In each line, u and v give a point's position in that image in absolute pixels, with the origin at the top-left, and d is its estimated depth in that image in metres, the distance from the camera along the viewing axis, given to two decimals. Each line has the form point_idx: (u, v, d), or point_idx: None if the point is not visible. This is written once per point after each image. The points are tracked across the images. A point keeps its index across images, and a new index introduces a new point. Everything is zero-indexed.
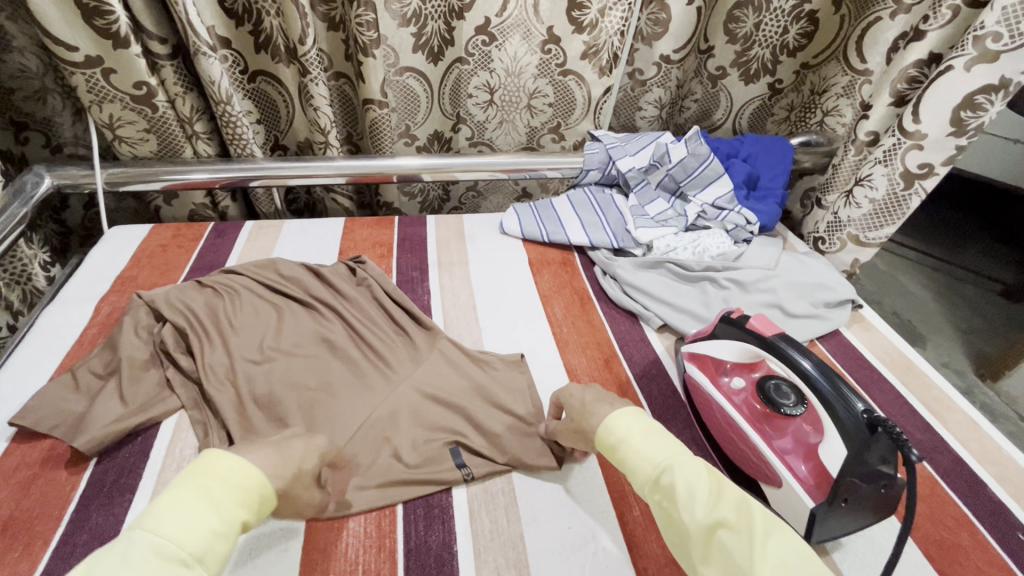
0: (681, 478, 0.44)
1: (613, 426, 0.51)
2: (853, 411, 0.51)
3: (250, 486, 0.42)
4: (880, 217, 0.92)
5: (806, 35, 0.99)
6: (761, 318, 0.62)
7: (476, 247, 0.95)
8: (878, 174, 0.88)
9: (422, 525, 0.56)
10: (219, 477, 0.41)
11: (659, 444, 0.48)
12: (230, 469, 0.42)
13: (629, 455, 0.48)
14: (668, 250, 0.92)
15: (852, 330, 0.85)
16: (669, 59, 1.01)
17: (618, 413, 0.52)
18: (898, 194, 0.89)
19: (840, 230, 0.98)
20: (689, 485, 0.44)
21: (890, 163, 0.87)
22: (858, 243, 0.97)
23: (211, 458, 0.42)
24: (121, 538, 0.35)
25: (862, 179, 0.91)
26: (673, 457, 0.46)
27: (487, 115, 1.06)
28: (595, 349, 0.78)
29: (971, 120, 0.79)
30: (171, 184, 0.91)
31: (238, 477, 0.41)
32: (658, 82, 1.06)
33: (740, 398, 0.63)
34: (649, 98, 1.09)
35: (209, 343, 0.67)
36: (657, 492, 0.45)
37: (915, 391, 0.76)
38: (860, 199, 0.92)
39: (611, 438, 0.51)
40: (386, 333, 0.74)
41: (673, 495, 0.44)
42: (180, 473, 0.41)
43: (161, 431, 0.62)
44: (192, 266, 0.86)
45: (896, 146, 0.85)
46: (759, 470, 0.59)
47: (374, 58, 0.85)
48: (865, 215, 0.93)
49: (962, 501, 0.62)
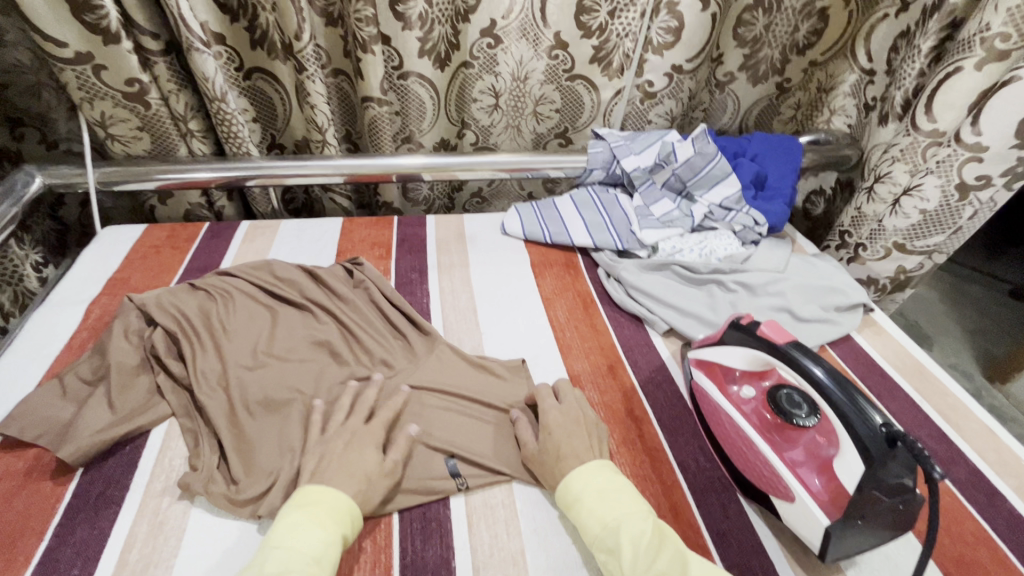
0: (626, 540, 0.47)
1: (571, 483, 0.53)
2: (870, 425, 0.48)
3: (344, 507, 0.49)
4: (930, 227, 0.85)
5: (816, 32, 0.97)
6: (773, 325, 0.59)
7: (477, 248, 0.93)
8: (929, 184, 0.81)
9: (419, 540, 0.54)
10: (318, 502, 0.48)
11: (610, 502, 0.50)
12: (325, 496, 0.49)
13: (583, 513, 0.51)
14: (674, 252, 0.90)
15: (864, 335, 0.82)
16: (681, 68, 0.96)
17: (580, 470, 0.53)
18: (950, 204, 0.82)
19: (883, 239, 0.90)
20: (635, 546, 0.47)
21: (944, 174, 0.79)
22: (904, 251, 0.90)
23: (309, 488, 0.50)
24: (257, 557, 0.44)
25: (910, 189, 0.83)
26: (622, 518, 0.49)
27: (492, 119, 1.04)
28: (599, 354, 0.76)
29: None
30: (164, 184, 0.89)
31: (329, 501, 0.49)
32: (669, 93, 1.01)
33: (749, 407, 0.61)
34: (659, 111, 1.04)
35: (200, 348, 0.65)
36: (603, 550, 0.48)
37: (930, 399, 0.73)
38: (909, 209, 0.85)
39: (567, 495, 0.53)
40: (384, 337, 0.72)
41: (619, 555, 0.47)
42: (289, 503, 0.49)
43: (150, 441, 0.60)
44: (185, 268, 0.84)
45: (951, 158, 0.78)
46: (768, 484, 0.56)
47: (373, 54, 0.82)
48: (913, 226, 0.86)
49: (981, 516, 0.60)
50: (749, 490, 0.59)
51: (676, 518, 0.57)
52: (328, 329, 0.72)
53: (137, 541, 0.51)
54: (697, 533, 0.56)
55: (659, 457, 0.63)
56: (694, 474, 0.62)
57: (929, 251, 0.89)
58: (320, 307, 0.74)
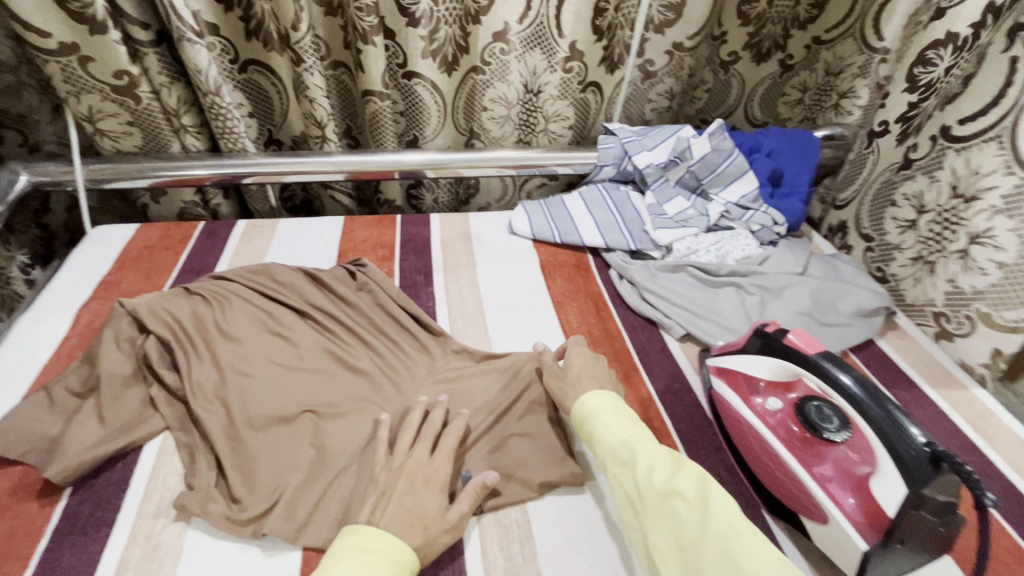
0: (642, 452, 0.48)
1: (588, 402, 0.56)
2: (912, 444, 0.45)
3: (402, 559, 0.45)
4: (1017, 287, 0.68)
5: (817, 4, 0.93)
6: (801, 333, 0.56)
7: (483, 248, 0.89)
8: (1000, 226, 0.69)
9: (430, 565, 0.51)
10: (377, 550, 0.44)
11: (627, 421, 0.52)
12: (385, 541, 0.45)
13: (598, 427, 0.53)
14: (689, 253, 0.87)
15: (887, 339, 0.79)
16: (682, 46, 0.92)
17: (592, 391, 0.57)
18: None
19: (968, 305, 0.74)
20: (650, 457, 0.48)
21: (1014, 212, 0.68)
22: (991, 325, 0.72)
23: (367, 530, 0.46)
24: None
25: (980, 235, 0.72)
26: (640, 437, 0.50)
27: (503, 131, 0.98)
28: (613, 360, 0.72)
29: (922, 76, 0.75)
30: (158, 182, 0.85)
31: (390, 550, 0.44)
32: (670, 72, 0.96)
33: (775, 419, 0.58)
34: (659, 90, 0.99)
35: (196, 358, 0.62)
36: (616, 463, 0.49)
37: (959, 407, 0.70)
38: (983, 262, 0.71)
39: (584, 412, 0.56)
40: (392, 341, 0.70)
41: (634, 467, 0.47)
42: (346, 543, 0.45)
43: (143, 456, 0.57)
44: (179, 271, 0.80)
45: (1020, 188, 0.67)
46: (799, 502, 0.53)
47: (375, 46, 0.79)
48: (996, 284, 0.70)
49: (1019, 534, 0.57)
50: (777, 507, 0.56)
51: None
52: (331, 339, 0.69)
53: (130, 567, 0.48)
54: None
55: None
56: None
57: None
58: (322, 314, 0.71)
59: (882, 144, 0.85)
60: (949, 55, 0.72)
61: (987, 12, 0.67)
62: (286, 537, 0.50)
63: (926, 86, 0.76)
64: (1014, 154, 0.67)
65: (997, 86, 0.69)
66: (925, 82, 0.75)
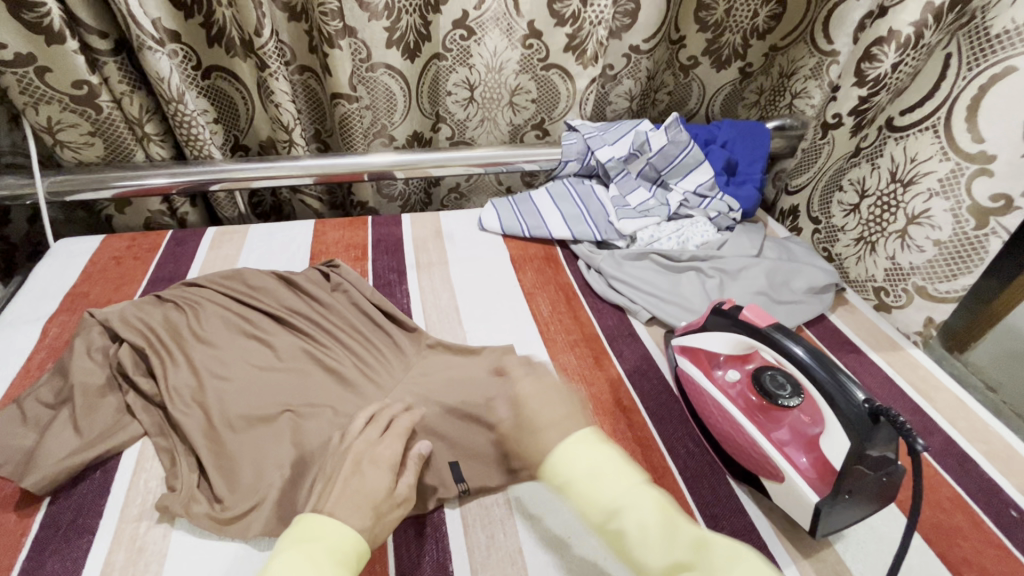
0: (632, 525, 0.40)
1: (558, 464, 0.46)
2: (854, 402, 0.49)
3: (345, 545, 0.43)
4: (950, 264, 0.75)
5: (774, 16, 0.96)
6: (755, 309, 0.60)
7: (455, 245, 0.92)
8: (937, 208, 0.74)
9: (415, 546, 0.53)
10: (319, 539, 0.42)
11: (604, 483, 0.43)
12: (323, 529, 0.43)
13: (580, 497, 0.44)
14: (651, 241, 0.91)
15: (838, 315, 0.85)
16: (638, 49, 0.98)
17: (561, 447, 0.46)
18: (968, 234, 0.72)
19: (904, 280, 0.81)
20: (642, 529, 0.40)
21: (950, 195, 0.72)
22: (924, 296, 0.79)
23: (309, 520, 0.44)
24: None
25: (918, 216, 0.77)
26: (620, 496, 0.42)
27: (467, 113, 1.01)
28: (584, 346, 0.76)
29: (870, 71, 0.78)
30: (122, 192, 0.84)
31: (332, 539, 0.43)
32: (628, 73, 1.03)
33: (735, 390, 0.62)
34: (619, 91, 1.06)
35: (171, 363, 0.62)
36: (608, 535, 0.42)
37: (902, 372, 0.76)
38: (921, 240, 0.77)
39: (559, 477, 0.45)
40: (369, 339, 0.71)
41: (627, 541, 0.40)
42: (283, 541, 0.43)
43: (123, 461, 0.57)
44: (150, 280, 0.80)
45: (954, 173, 0.71)
46: (757, 465, 0.57)
47: (340, 49, 0.80)
48: (932, 260, 0.76)
49: (957, 482, 0.62)
50: (739, 472, 0.60)
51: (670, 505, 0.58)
52: (308, 338, 0.70)
53: (115, 570, 0.49)
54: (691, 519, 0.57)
55: (650, 445, 0.63)
56: (685, 460, 0.62)
57: (963, 296, 0.75)
58: (296, 313, 0.72)
59: (837, 135, 0.87)
60: (893, 51, 0.75)
61: (926, 11, 0.70)
62: (273, 531, 0.51)
63: (874, 81, 0.78)
64: (949, 142, 0.71)
65: (933, 81, 0.73)
66: (873, 77, 0.78)
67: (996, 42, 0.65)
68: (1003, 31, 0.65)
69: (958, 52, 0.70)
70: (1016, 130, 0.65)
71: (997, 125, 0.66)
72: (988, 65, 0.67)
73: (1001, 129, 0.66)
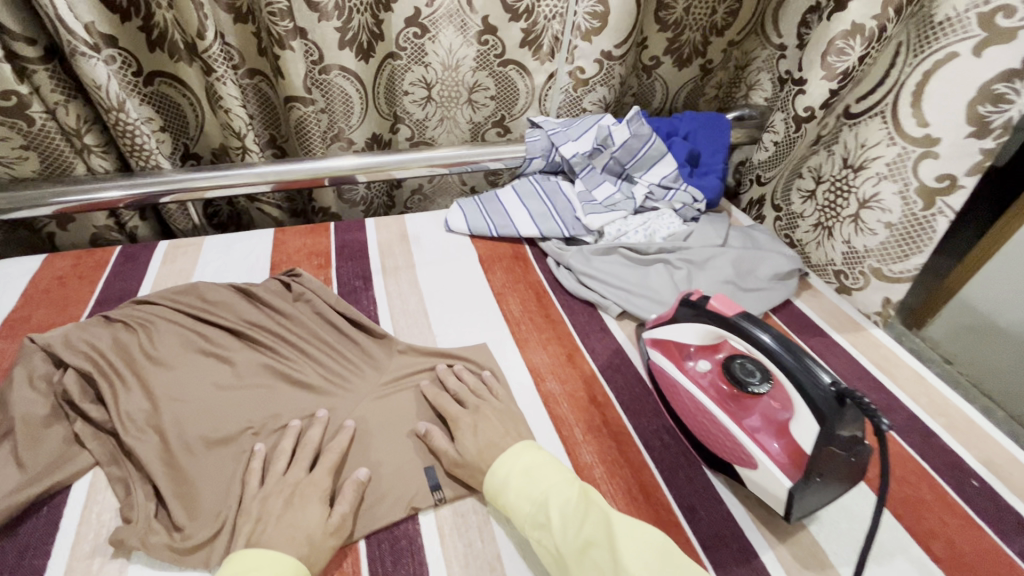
0: (555, 513, 0.47)
1: (496, 471, 0.52)
2: (820, 386, 0.50)
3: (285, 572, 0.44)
4: (900, 245, 0.77)
5: (732, 13, 0.97)
6: (722, 299, 0.60)
7: (421, 248, 0.90)
8: (886, 191, 0.77)
9: (390, 560, 0.51)
10: (255, 571, 0.44)
11: (538, 479, 0.50)
12: (261, 560, 0.45)
13: (511, 498, 0.50)
14: (619, 235, 0.91)
15: (803, 299, 0.86)
16: (610, 55, 0.91)
17: (502, 455, 0.53)
18: (917, 215, 0.74)
19: (861, 262, 0.83)
20: (565, 512, 0.47)
21: (898, 178, 0.75)
22: (881, 277, 0.81)
23: (245, 554, 0.46)
24: None
25: (869, 200, 0.79)
26: (550, 489, 0.49)
27: (427, 112, 0.99)
28: (556, 344, 0.75)
29: (838, 65, 0.74)
30: (64, 208, 0.79)
31: (270, 566, 0.44)
32: (601, 80, 0.95)
33: (706, 380, 0.62)
34: (593, 99, 0.99)
35: (122, 388, 0.59)
36: (535, 528, 0.48)
37: (865, 352, 0.78)
38: (873, 223, 0.79)
39: (495, 484, 0.52)
40: (336, 350, 0.69)
41: (549, 528, 0.47)
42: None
43: (73, 495, 0.54)
44: (98, 299, 0.76)
45: (901, 156, 0.74)
46: (730, 453, 0.58)
47: (292, 50, 0.78)
48: (884, 242, 0.79)
49: (922, 457, 0.64)
50: (713, 462, 0.60)
51: (648, 499, 0.57)
52: (271, 352, 0.67)
53: None
54: (669, 511, 0.57)
55: (626, 441, 0.63)
56: (660, 452, 0.62)
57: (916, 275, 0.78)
58: (257, 327, 0.69)
59: (807, 129, 0.83)
60: (859, 45, 0.72)
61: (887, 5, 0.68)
62: None
63: (843, 74, 0.75)
64: (896, 127, 0.74)
65: (883, 69, 0.75)
66: (842, 70, 0.74)
67: (939, 28, 0.67)
68: (945, 18, 0.66)
69: (906, 40, 0.72)
70: (957, 113, 0.66)
71: (940, 110, 0.68)
72: (931, 51, 0.68)
73: (944, 113, 0.68)
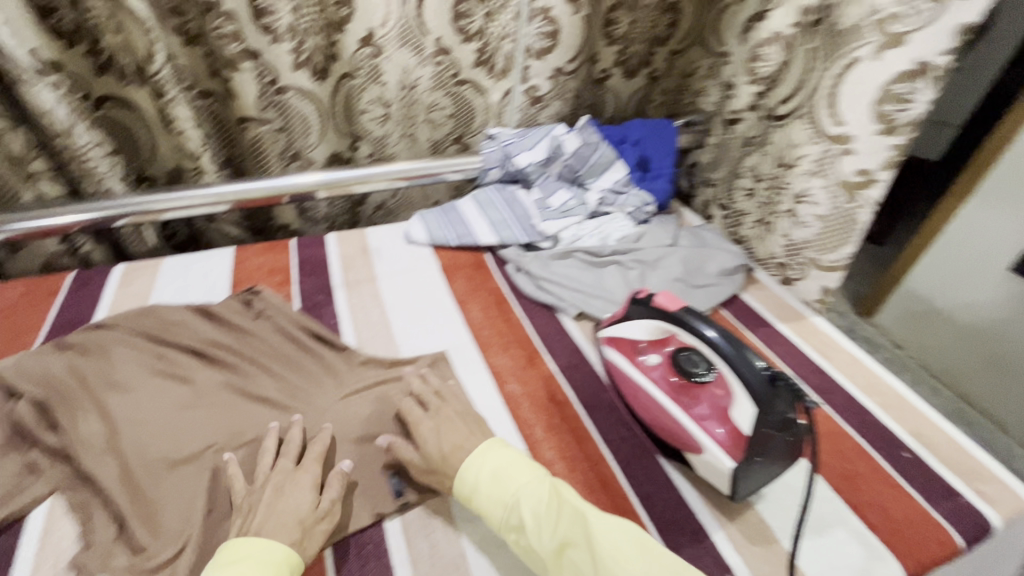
0: (528, 514, 0.49)
1: (466, 475, 0.53)
2: (752, 370, 0.53)
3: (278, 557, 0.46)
4: (834, 237, 0.82)
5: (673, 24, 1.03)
6: (668, 295, 0.64)
7: (383, 260, 0.91)
8: (815, 186, 0.82)
9: (356, 564, 0.52)
10: (249, 557, 0.45)
11: (507, 481, 0.51)
12: (255, 547, 0.46)
13: (483, 501, 0.52)
14: (575, 239, 0.95)
15: (750, 293, 0.91)
16: (563, 70, 1.01)
17: (468, 460, 0.54)
18: (842, 208, 0.80)
19: (800, 253, 0.88)
20: (538, 515, 0.49)
21: (825, 173, 0.80)
22: (820, 267, 0.86)
23: (238, 543, 0.47)
24: None
25: (802, 195, 0.84)
26: (520, 491, 0.51)
27: (386, 129, 0.99)
28: (517, 348, 0.77)
29: (760, 68, 0.87)
30: (11, 236, 0.77)
31: (262, 554, 0.46)
32: (556, 95, 1.05)
33: (657, 373, 0.66)
34: (549, 113, 1.08)
35: (78, 413, 0.58)
36: (512, 530, 0.50)
37: (807, 339, 0.83)
38: (806, 216, 0.84)
39: (465, 487, 0.53)
40: (298, 365, 0.70)
41: (524, 531, 0.49)
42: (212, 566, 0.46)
43: (29, 523, 0.53)
44: (51, 326, 0.75)
45: (825, 153, 0.79)
46: (680, 440, 0.61)
47: (243, 72, 0.83)
48: (817, 234, 0.84)
49: (858, 434, 0.69)
50: (668, 450, 0.64)
51: (605, 488, 0.61)
52: (232, 370, 0.68)
53: None
54: (624, 499, 0.60)
55: (585, 436, 0.66)
56: (618, 445, 0.65)
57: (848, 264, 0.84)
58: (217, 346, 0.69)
59: (736, 131, 0.96)
60: (778, 51, 0.84)
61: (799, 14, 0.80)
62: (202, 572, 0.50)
63: (766, 77, 0.87)
64: (818, 126, 0.79)
65: (802, 72, 0.81)
66: (765, 74, 0.87)
67: (847, 39, 0.73)
68: (850, 28, 0.72)
69: (822, 42, 0.78)
70: (866, 114, 0.73)
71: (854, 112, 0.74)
72: (840, 56, 0.74)
73: (857, 115, 0.74)
